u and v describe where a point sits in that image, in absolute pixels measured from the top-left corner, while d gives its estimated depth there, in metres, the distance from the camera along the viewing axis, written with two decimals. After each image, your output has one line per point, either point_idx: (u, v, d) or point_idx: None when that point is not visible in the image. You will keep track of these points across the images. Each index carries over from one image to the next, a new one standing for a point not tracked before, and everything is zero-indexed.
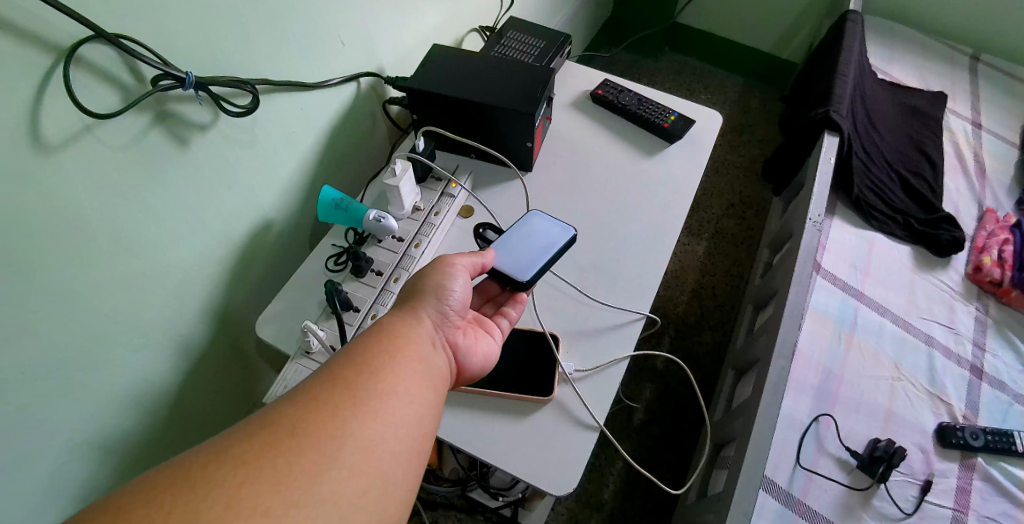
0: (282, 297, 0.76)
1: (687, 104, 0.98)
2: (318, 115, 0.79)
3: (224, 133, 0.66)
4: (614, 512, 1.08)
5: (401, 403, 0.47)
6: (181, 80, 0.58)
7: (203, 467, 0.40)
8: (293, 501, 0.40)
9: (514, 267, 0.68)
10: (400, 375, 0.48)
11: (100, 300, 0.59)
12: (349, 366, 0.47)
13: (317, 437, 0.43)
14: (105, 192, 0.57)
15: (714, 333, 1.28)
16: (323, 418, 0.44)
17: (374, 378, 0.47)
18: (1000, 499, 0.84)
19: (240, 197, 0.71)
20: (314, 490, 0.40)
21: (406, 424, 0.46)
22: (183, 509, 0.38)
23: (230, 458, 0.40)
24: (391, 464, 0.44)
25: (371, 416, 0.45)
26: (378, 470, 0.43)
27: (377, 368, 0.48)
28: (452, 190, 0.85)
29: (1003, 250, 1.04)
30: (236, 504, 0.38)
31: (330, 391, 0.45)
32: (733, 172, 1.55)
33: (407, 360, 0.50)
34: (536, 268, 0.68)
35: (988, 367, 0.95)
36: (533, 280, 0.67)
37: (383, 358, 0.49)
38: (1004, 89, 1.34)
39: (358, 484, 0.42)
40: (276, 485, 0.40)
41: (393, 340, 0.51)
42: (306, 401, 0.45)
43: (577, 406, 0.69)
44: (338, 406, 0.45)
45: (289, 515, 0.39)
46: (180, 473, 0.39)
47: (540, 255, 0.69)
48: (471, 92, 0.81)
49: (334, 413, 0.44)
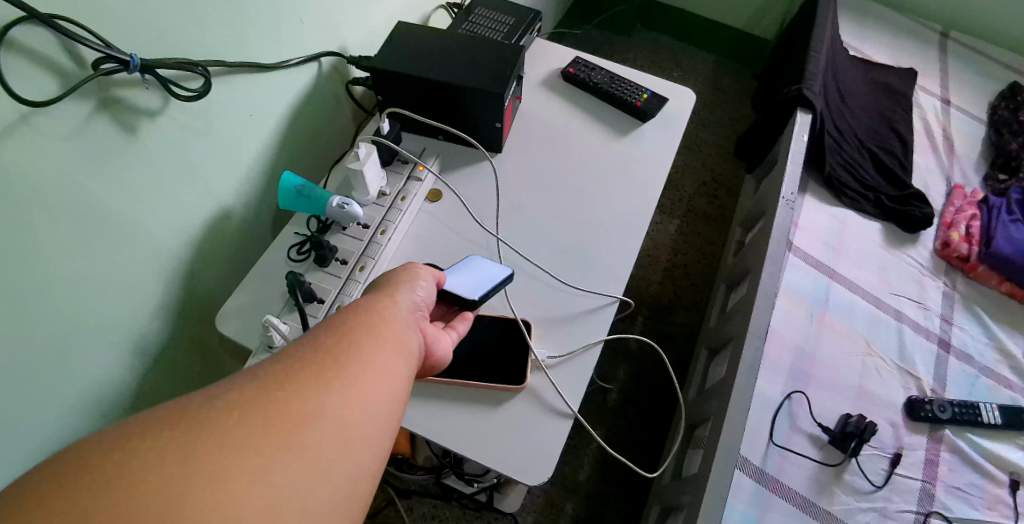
0: (245, 288, 0.74)
1: (660, 82, 0.96)
2: (279, 98, 0.76)
3: (176, 118, 0.63)
4: (590, 493, 1.09)
5: (385, 371, 0.42)
6: (125, 63, 0.54)
7: (179, 416, 0.34)
8: (284, 455, 0.34)
9: (462, 287, 0.66)
10: (384, 344, 0.44)
11: (59, 300, 0.57)
12: (329, 333, 0.43)
13: (298, 395, 0.37)
14: (58, 187, 0.54)
15: (687, 311, 1.28)
16: (304, 378, 0.38)
17: (360, 345, 0.43)
18: (967, 470, 0.86)
19: (197, 185, 0.68)
20: (307, 446, 0.35)
21: (391, 394, 0.42)
22: (149, 463, 0.31)
23: (203, 413, 0.35)
24: (380, 437, 0.39)
25: (356, 379, 0.40)
26: (368, 440, 0.38)
27: (360, 336, 0.44)
28: (419, 173, 0.82)
29: (970, 226, 1.06)
30: (209, 458, 0.33)
31: (311, 354, 0.41)
32: (705, 150, 1.55)
33: (392, 329, 0.46)
34: (483, 290, 0.66)
35: (955, 341, 0.97)
36: (481, 298, 0.65)
37: (364, 328, 0.45)
38: (972, 66, 1.35)
39: (351, 449, 0.37)
40: (260, 433, 0.34)
41: (373, 315, 0.47)
42: (283, 364, 0.39)
43: (550, 393, 0.69)
44: (321, 367, 0.40)
45: (267, 470, 0.33)
46: (151, 423, 0.34)
47: (486, 281, 0.68)
48: (439, 73, 0.78)
49: (317, 374, 0.39)
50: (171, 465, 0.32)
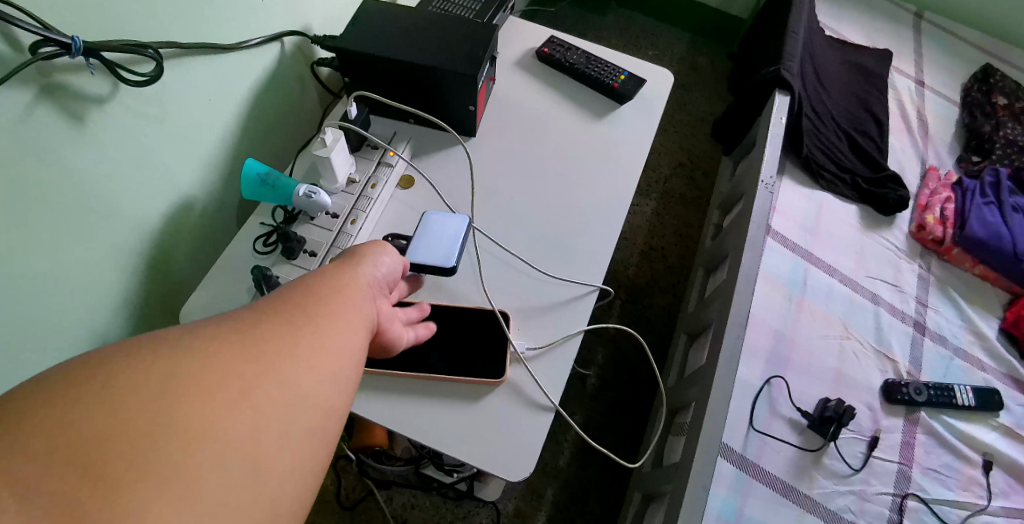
0: (209, 283, 0.70)
1: (637, 62, 0.94)
2: (239, 82, 0.71)
3: (127, 105, 0.59)
4: (570, 479, 1.08)
5: (352, 328, 0.39)
6: (67, 47, 0.50)
7: (113, 367, 0.29)
8: (237, 416, 0.30)
9: (434, 257, 0.67)
10: (352, 303, 0.40)
11: (9, 304, 0.53)
12: (296, 288, 0.39)
13: (261, 342, 0.34)
14: (3, 184, 0.50)
15: (665, 294, 1.28)
16: (268, 326, 0.35)
17: (321, 305, 0.39)
18: (942, 451, 0.88)
19: (154, 176, 0.64)
20: (263, 410, 0.31)
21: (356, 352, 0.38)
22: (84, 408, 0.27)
23: (157, 353, 0.31)
24: (341, 401, 0.35)
25: (322, 332, 0.36)
26: (330, 410, 0.34)
27: (326, 293, 0.40)
28: (390, 159, 0.79)
29: (945, 208, 1.06)
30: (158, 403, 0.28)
31: (277, 305, 0.37)
32: (681, 131, 1.53)
33: (359, 295, 0.42)
34: (454, 252, 0.68)
35: (930, 324, 0.98)
36: (456, 262, 0.67)
37: (331, 285, 0.41)
38: (944, 47, 1.36)
39: (313, 401, 0.33)
40: (212, 379, 0.30)
41: (340, 274, 0.43)
42: (246, 312, 0.36)
43: (530, 386, 0.67)
44: (288, 318, 0.36)
45: (220, 418, 0.29)
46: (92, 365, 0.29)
47: (453, 240, 0.69)
48: (409, 53, 0.74)
49: (281, 324, 0.35)
50: (102, 423, 0.27)
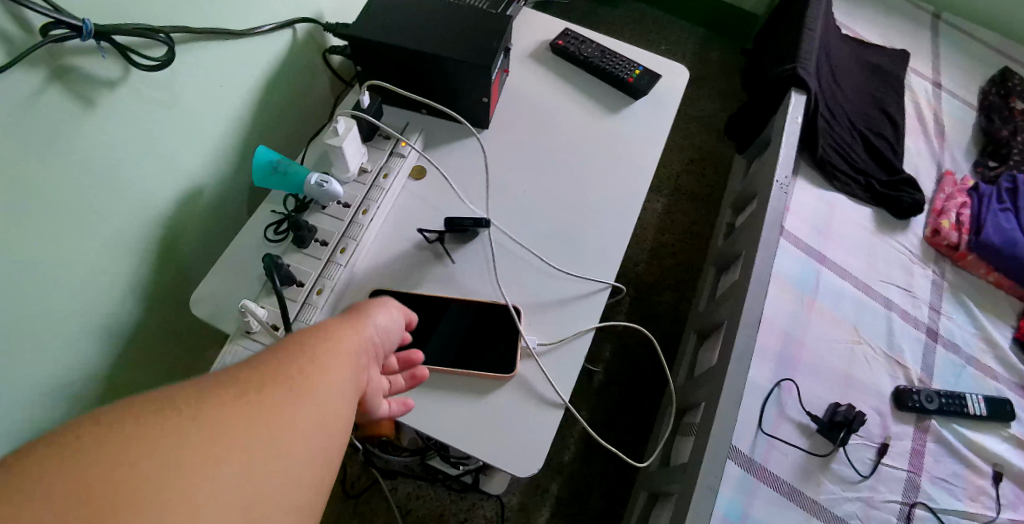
0: (218, 272, 0.69)
1: (652, 57, 0.93)
2: (250, 68, 0.70)
3: (137, 90, 0.58)
4: (574, 475, 1.08)
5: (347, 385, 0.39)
6: (78, 29, 0.48)
7: (117, 414, 0.29)
8: (232, 474, 0.30)
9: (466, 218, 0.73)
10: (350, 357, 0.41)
11: (17, 291, 0.52)
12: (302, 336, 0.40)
13: (266, 394, 0.34)
14: (12, 169, 0.49)
15: (673, 292, 1.27)
16: (272, 378, 0.35)
17: (321, 358, 0.39)
18: (951, 460, 0.87)
19: (163, 163, 0.63)
20: (259, 469, 0.31)
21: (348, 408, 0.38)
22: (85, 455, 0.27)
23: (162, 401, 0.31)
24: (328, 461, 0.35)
25: (321, 388, 0.37)
26: (318, 470, 0.34)
27: (328, 345, 0.40)
28: (402, 149, 0.77)
29: (961, 213, 1.05)
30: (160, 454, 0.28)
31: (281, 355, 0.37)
32: (692, 127, 1.52)
33: (353, 354, 0.41)
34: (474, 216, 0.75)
35: (942, 330, 0.98)
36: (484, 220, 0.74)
37: (333, 336, 0.42)
38: (962, 48, 1.34)
39: (306, 458, 0.33)
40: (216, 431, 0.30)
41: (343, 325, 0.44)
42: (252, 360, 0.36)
43: (540, 383, 0.66)
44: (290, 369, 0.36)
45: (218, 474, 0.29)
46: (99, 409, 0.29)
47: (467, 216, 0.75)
48: (422, 43, 0.73)
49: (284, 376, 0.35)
50: (99, 473, 0.27)
